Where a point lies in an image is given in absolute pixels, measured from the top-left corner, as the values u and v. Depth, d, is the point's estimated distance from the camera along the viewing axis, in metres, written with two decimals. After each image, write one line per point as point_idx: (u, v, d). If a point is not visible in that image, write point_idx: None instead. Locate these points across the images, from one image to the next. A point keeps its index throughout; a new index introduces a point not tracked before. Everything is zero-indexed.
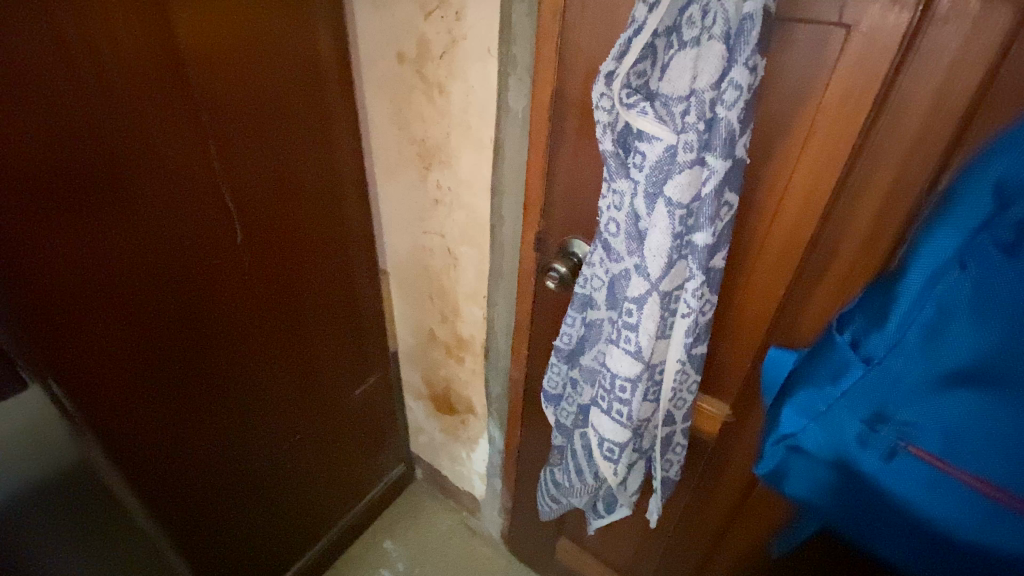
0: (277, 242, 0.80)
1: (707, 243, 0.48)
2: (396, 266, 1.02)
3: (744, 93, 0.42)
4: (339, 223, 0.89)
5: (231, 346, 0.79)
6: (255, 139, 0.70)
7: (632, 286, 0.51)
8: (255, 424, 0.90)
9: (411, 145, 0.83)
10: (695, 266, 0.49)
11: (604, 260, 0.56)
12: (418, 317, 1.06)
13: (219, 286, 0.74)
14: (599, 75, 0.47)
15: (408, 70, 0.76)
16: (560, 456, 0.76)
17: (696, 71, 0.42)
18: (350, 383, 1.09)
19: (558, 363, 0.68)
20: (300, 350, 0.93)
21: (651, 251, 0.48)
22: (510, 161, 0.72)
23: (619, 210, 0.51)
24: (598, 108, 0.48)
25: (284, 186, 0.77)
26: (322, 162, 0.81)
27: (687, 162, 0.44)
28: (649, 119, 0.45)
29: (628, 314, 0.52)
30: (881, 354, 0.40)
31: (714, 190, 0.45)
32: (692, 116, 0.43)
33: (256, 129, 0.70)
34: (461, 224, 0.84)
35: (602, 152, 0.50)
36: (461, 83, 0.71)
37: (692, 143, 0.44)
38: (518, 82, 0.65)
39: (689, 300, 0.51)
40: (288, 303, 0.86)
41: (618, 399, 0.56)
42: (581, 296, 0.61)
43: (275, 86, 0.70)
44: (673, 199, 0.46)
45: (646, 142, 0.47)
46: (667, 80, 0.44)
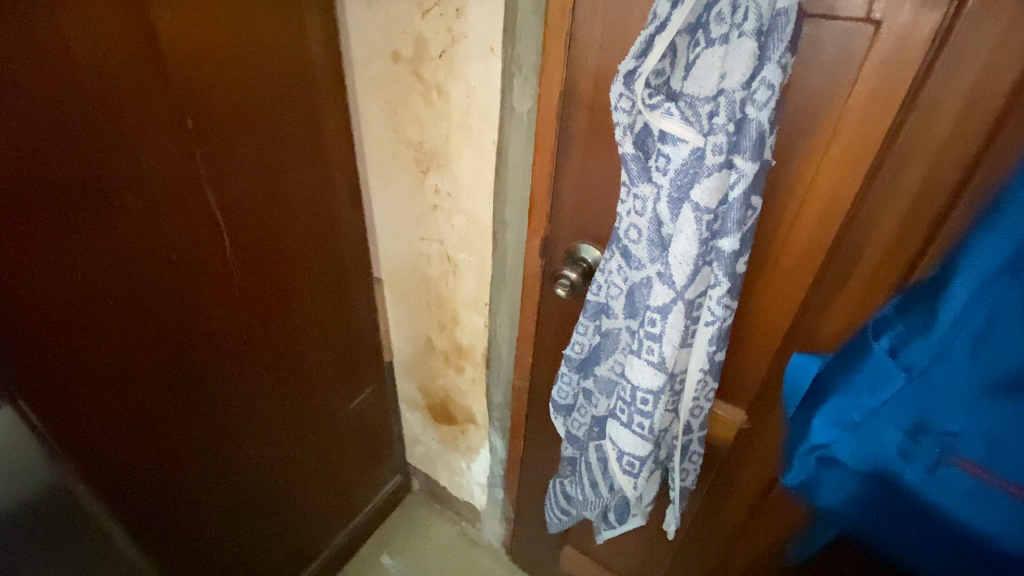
0: (268, 253, 0.76)
1: (733, 248, 0.46)
2: (391, 274, 0.98)
3: (776, 93, 0.40)
4: (331, 231, 0.85)
5: (220, 364, 0.75)
6: (243, 146, 0.66)
7: (654, 295, 0.49)
8: (246, 443, 0.86)
9: (408, 149, 0.79)
10: (721, 273, 0.47)
11: (622, 268, 0.53)
12: (414, 326, 1.02)
13: (207, 302, 0.70)
14: (618, 75, 0.45)
15: (403, 71, 0.72)
16: (571, 467, 0.74)
17: (724, 70, 0.40)
18: (343, 396, 1.05)
19: (569, 373, 0.65)
20: (292, 364, 0.89)
21: (677, 258, 0.46)
22: (513, 165, 0.69)
23: (641, 216, 0.49)
24: (617, 109, 0.46)
25: (274, 194, 0.73)
26: (313, 168, 0.77)
27: (715, 166, 0.42)
28: (674, 121, 0.43)
29: (650, 324, 0.50)
30: (926, 363, 0.39)
31: (743, 194, 0.43)
32: (720, 117, 0.41)
33: (244, 134, 0.66)
34: (461, 230, 0.81)
35: (622, 156, 0.48)
36: (461, 83, 0.68)
37: (720, 145, 0.42)
38: (524, 82, 0.62)
39: (713, 308, 0.49)
40: (279, 315, 0.82)
41: (639, 412, 0.54)
42: (593, 304, 0.58)
43: (264, 88, 0.66)
44: (701, 205, 0.44)
45: (669, 144, 0.44)
46: (692, 79, 0.42)
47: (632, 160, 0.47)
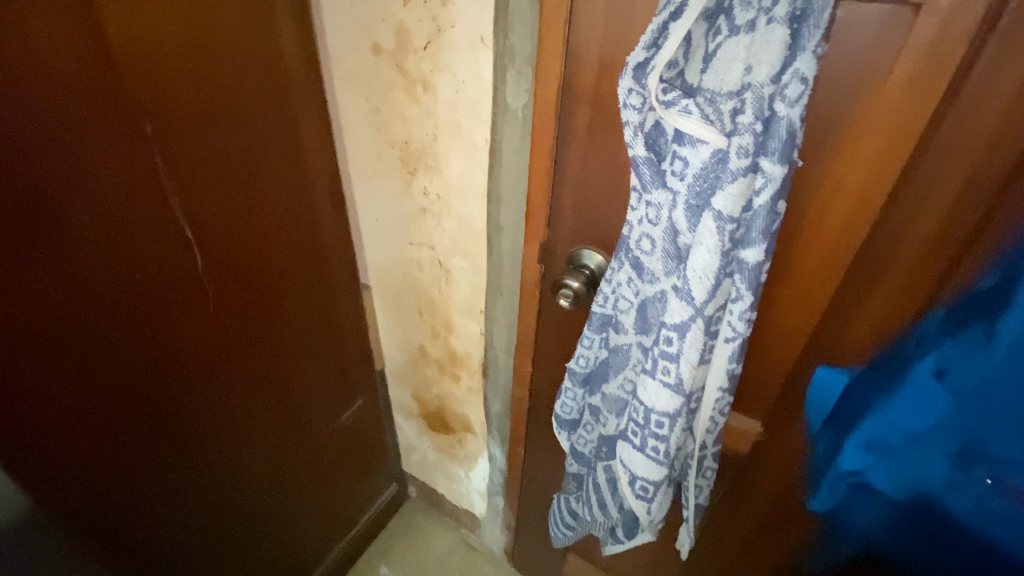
0: (246, 265, 0.70)
1: (758, 260, 0.42)
2: (379, 280, 0.93)
3: (809, 87, 0.35)
4: (313, 237, 0.80)
5: (197, 386, 0.70)
6: (210, 150, 0.60)
7: (670, 312, 0.44)
8: (231, 465, 0.81)
9: (392, 148, 0.74)
10: (744, 286, 0.43)
11: (632, 280, 0.48)
12: (406, 333, 0.97)
13: (178, 321, 0.64)
14: (626, 67, 0.40)
15: (386, 65, 0.66)
16: (576, 484, 0.70)
17: (751, 61, 0.36)
18: (333, 408, 1.00)
19: (574, 388, 0.61)
20: (276, 380, 0.84)
21: (696, 272, 0.41)
22: (508, 166, 0.64)
23: (654, 225, 0.44)
24: (626, 107, 0.41)
25: (249, 201, 0.67)
26: (290, 172, 0.71)
27: (739, 171, 0.38)
28: (693, 120, 0.38)
29: (665, 342, 0.45)
30: (979, 394, 0.35)
31: (769, 201, 0.39)
32: (746, 116, 0.37)
33: (213, 138, 0.60)
34: (453, 235, 0.76)
35: (633, 159, 0.43)
36: (449, 77, 0.62)
37: (747, 146, 0.37)
38: (518, 75, 0.57)
39: (734, 323, 0.45)
40: (260, 330, 0.77)
41: (653, 435, 0.50)
42: (599, 316, 0.54)
43: (233, 87, 0.60)
44: (723, 213, 0.39)
45: (687, 146, 0.40)
46: (712, 70, 0.37)
47: (645, 163, 0.42)
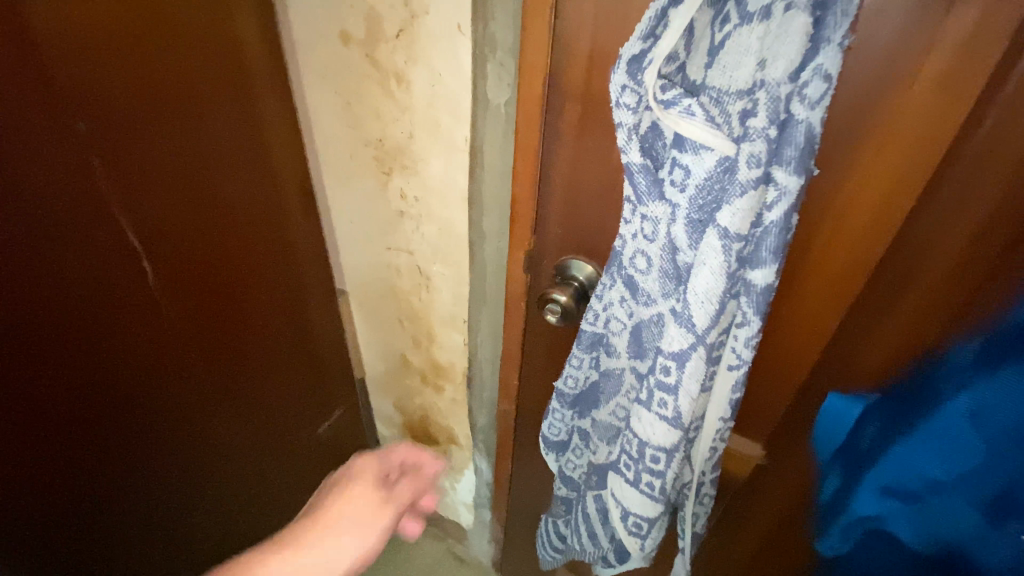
0: (207, 270, 0.65)
1: (767, 282, 0.37)
2: (356, 286, 0.87)
3: (832, 86, 0.30)
4: (282, 241, 0.74)
5: (154, 405, 0.65)
6: (156, 148, 0.55)
7: (667, 338, 0.39)
8: (193, 485, 0.76)
9: (366, 146, 0.67)
10: (751, 310, 0.38)
11: (625, 300, 0.43)
12: (386, 341, 0.92)
13: (128, 336, 0.59)
14: (620, 60, 0.35)
15: (356, 55, 0.60)
16: (565, 507, 0.65)
17: (765, 55, 0.31)
18: (308, 420, 0.95)
19: (561, 410, 0.56)
20: (243, 394, 0.79)
21: (698, 296, 0.36)
22: (490, 168, 0.58)
23: (651, 241, 0.39)
24: (619, 105, 0.36)
25: (205, 205, 0.62)
26: (252, 172, 0.66)
27: (750, 183, 0.33)
28: (696, 123, 0.33)
29: (662, 372, 0.41)
30: (1012, 436, 0.31)
31: (783, 217, 0.34)
32: (758, 119, 0.31)
33: (160, 136, 0.55)
34: (433, 240, 0.70)
35: (626, 165, 0.37)
36: (424, 69, 0.56)
37: (759, 155, 0.32)
38: (499, 68, 0.51)
39: (738, 350, 0.40)
40: (224, 342, 0.72)
41: (648, 470, 0.45)
42: (589, 335, 0.49)
43: (180, 80, 0.55)
44: (730, 231, 0.34)
45: (689, 152, 0.34)
46: (719, 65, 0.32)
47: (640, 171, 0.37)
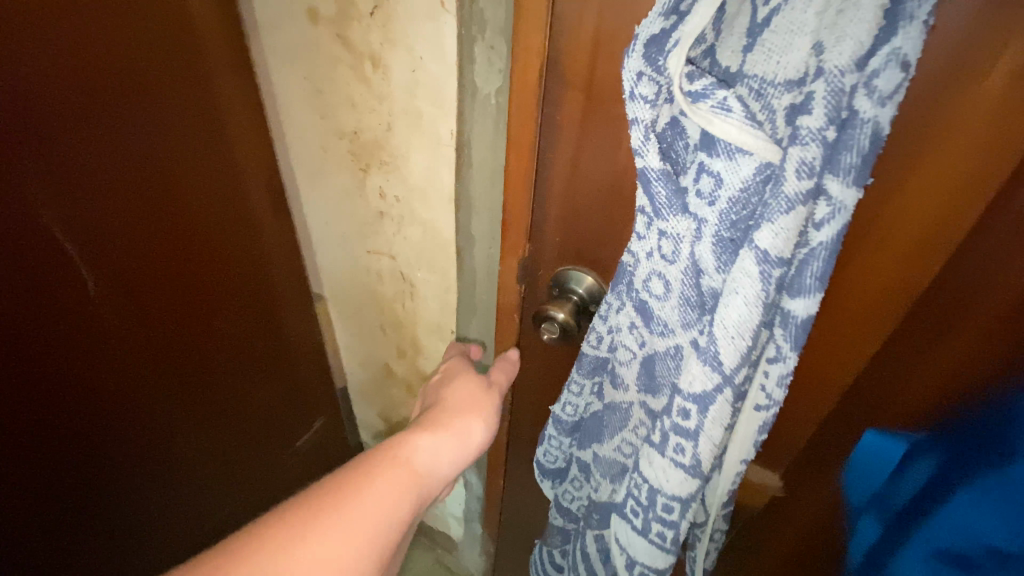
0: (162, 278, 0.59)
1: (809, 314, 0.30)
2: (334, 291, 0.80)
3: (909, 76, 0.24)
4: (249, 244, 0.67)
5: (107, 429, 0.59)
6: (94, 144, 0.48)
7: (687, 377, 0.33)
8: (159, 510, 0.71)
9: (339, 140, 0.59)
10: (787, 346, 0.32)
11: (635, 326, 0.37)
12: (368, 349, 0.85)
13: (71, 355, 0.53)
14: (636, 41, 0.29)
15: (324, 34, 0.52)
16: (561, 538, 0.59)
17: (823, 35, 0.24)
18: (286, 434, 0.89)
19: (558, 437, 0.50)
20: (210, 410, 0.73)
21: (727, 331, 0.30)
22: (479, 166, 0.51)
23: (670, 262, 0.32)
24: (635, 97, 0.30)
25: (157, 207, 0.55)
26: (211, 168, 0.59)
27: (799, 197, 0.26)
28: (732, 121, 0.26)
29: (680, 415, 0.34)
30: None
31: (833, 238, 0.28)
32: (814, 117, 0.25)
33: (97, 130, 0.48)
34: (416, 244, 0.63)
35: (641, 170, 0.31)
36: (400, 52, 0.48)
37: (813, 162, 0.26)
38: (489, 51, 0.44)
39: (769, 389, 0.34)
40: (185, 356, 0.65)
41: (660, 520, 0.39)
42: (591, 359, 0.42)
43: (117, 63, 0.47)
44: (770, 254, 0.28)
45: (720, 156, 0.28)
46: (762, 48, 0.26)
47: (659, 178, 0.30)
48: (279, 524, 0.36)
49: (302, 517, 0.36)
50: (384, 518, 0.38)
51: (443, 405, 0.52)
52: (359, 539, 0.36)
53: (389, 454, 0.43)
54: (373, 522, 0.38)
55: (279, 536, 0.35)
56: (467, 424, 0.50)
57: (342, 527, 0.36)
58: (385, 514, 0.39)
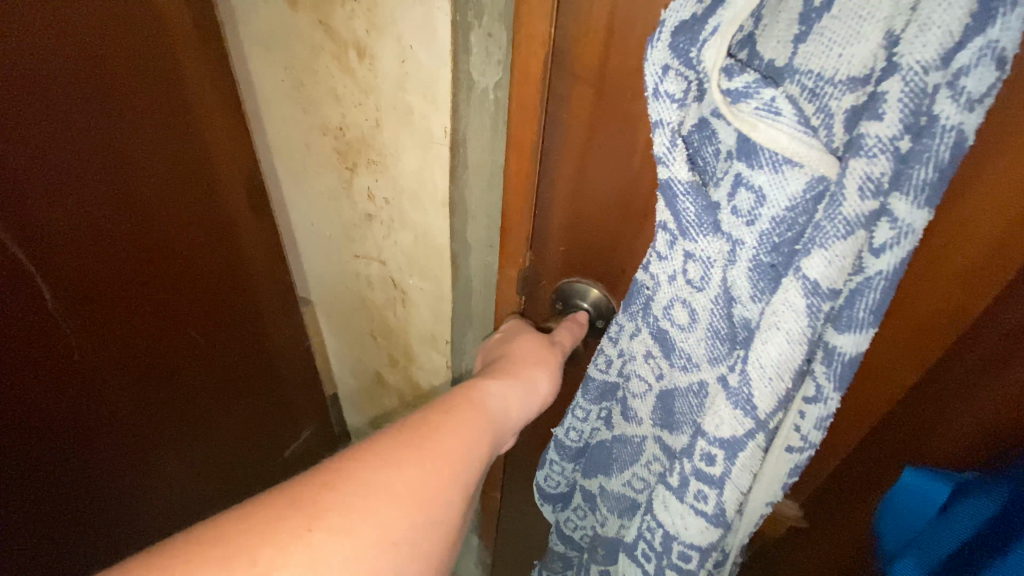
0: (131, 287, 0.54)
1: (858, 350, 0.26)
2: (321, 295, 0.75)
3: (1004, 76, 0.19)
4: (227, 248, 0.63)
5: (74, 449, 0.55)
6: (49, 145, 0.43)
7: (713, 418, 0.29)
8: (135, 534, 0.67)
9: (322, 136, 0.54)
10: (830, 385, 0.28)
11: (652, 354, 0.33)
12: (358, 356, 0.80)
13: (29, 376, 0.48)
14: (661, 28, 0.24)
15: (303, 19, 0.46)
16: (562, 566, 0.55)
17: (897, 25, 0.20)
18: (273, 445, 0.85)
19: (560, 466, 0.45)
20: (191, 425, 0.68)
21: (765, 371, 0.26)
22: (476, 168, 0.47)
23: (696, 288, 0.28)
24: (659, 96, 0.25)
25: (124, 211, 0.50)
26: (182, 167, 0.54)
27: (860, 219, 0.22)
28: (781, 127, 0.22)
29: (703, 460, 0.30)
30: None
31: (895, 266, 0.24)
32: (885, 124, 0.21)
33: (54, 128, 0.42)
34: (407, 250, 0.58)
35: (664, 182, 0.26)
36: (385, 41, 0.43)
37: (880, 178, 0.21)
38: (487, 40, 0.39)
39: (805, 431, 0.30)
40: (160, 369, 0.61)
41: (675, 568, 0.35)
42: (598, 385, 0.38)
43: (71, 54, 0.42)
44: (821, 286, 0.23)
45: (762, 168, 0.23)
46: (819, 38, 0.22)
47: (687, 191, 0.26)
48: (357, 457, 0.30)
49: (382, 451, 0.31)
50: (461, 461, 0.33)
51: (506, 357, 0.44)
52: (440, 479, 0.31)
53: (457, 399, 0.37)
54: (453, 464, 0.32)
55: (360, 470, 0.29)
56: (535, 363, 0.43)
57: (424, 464, 0.31)
58: (464, 455, 0.33)
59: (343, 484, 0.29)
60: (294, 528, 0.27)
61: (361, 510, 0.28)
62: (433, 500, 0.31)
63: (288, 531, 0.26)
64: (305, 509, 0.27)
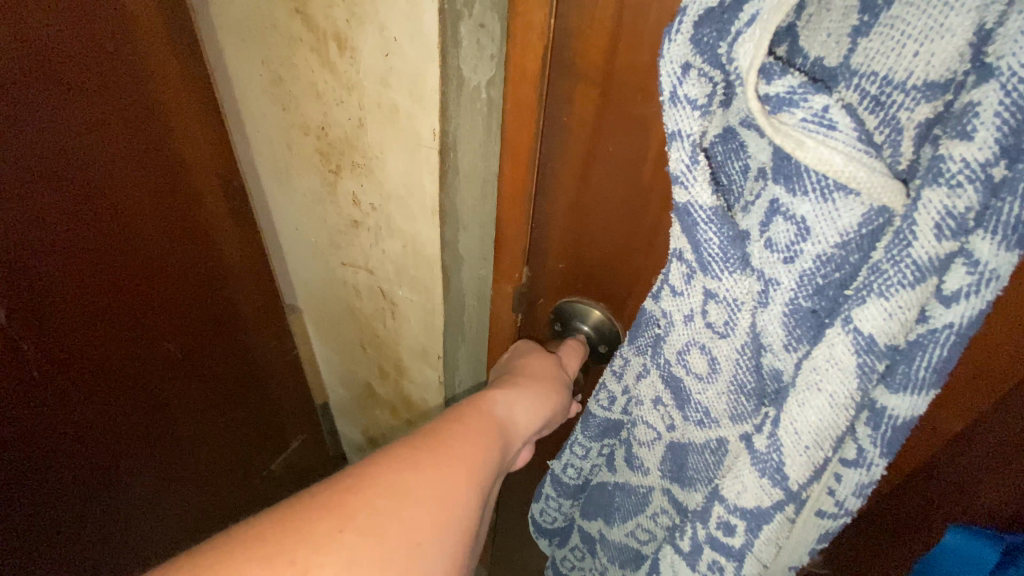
0: (105, 302, 0.50)
1: (914, 412, 0.22)
2: (308, 302, 0.71)
3: None
4: (205, 255, 0.58)
5: (51, 467, 0.52)
6: (6, 148, 0.38)
7: (733, 481, 0.24)
8: (110, 564, 0.63)
9: (302, 135, 0.49)
10: (876, 451, 0.23)
11: (663, 397, 0.28)
12: (348, 366, 0.76)
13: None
14: (682, 17, 0.19)
15: (278, 8, 0.41)
16: None
17: (990, 19, 0.16)
18: (259, 458, 0.82)
19: (556, 504, 0.41)
20: (167, 447, 0.64)
21: (801, 435, 0.21)
22: (469, 175, 0.42)
23: (719, 329, 0.23)
24: (677, 102, 0.20)
25: (90, 219, 0.45)
26: (158, 172, 0.49)
27: (933, 264, 0.18)
28: (837, 145, 0.17)
29: (721, 529, 0.26)
30: None
31: (974, 319, 0.19)
32: (974, 145, 0.16)
33: (12, 137, 0.38)
34: (395, 260, 0.53)
35: (680, 205, 0.22)
36: (369, 31, 0.37)
37: (964, 214, 0.17)
38: (479, 32, 0.34)
39: (841, 497, 0.25)
40: (141, 384, 0.57)
41: None
42: (599, 423, 0.34)
43: (31, 48, 0.37)
44: (876, 342, 0.19)
45: (808, 194, 0.19)
46: (888, 31, 0.17)
47: (710, 219, 0.21)
48: (350, 487, 0.26)
49: (396, 461, 0.28)
50: (477, 467, 0.30)
51: (513, 371, 0.40)
52: (458, 482, 0.29)
53: (466, 408, 0.34)
54: (467, 478, 0.29)
55: (375, 480, 0.27)
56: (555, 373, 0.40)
57: (440, 470, 0.29)
58: (479, 462, 0.31)
59: (326, 518, 0.25)
60: (326, 530, 0.25)
61: (370, 525, 0.25)
62: (447, 518, 0.27)
63: (320, 532, 0.24)
64: (283, 561, 0.23)
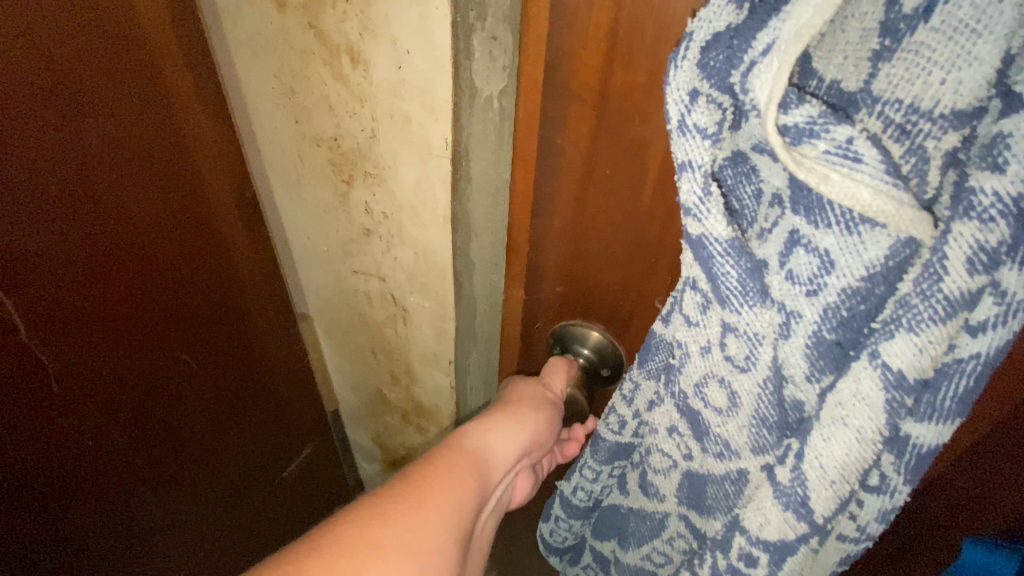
0: (123, 316, 0.51)
1: (940, 442, 0.21)
2: (320, 311, 0.71)
3: None
4: (219, 268, 0.59)
5: (69, 477, 0.53)
6: (28, 168, 0.39)
7: (755, 513, 0.24)
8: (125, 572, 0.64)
9: (314, 146, 0.49)
10: (900, 478, 0.22)
11: (678, 423, 0.28)
12: (360, 375, 0.77)
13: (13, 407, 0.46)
14: (687, 42, 0.19)
15: (291, 22, 0.41)
16: None
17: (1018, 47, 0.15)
18: (272, 466, 0.82)
19: (568, 525, 0.40)
20: (182, 457, 0.65)
21: (823, 471, 0.21)
22: (481, 184, 0.42)
23: (734, 361, 0.23)
24: (685, 129, 0.20)
25: (106, 234, 0.46)
26: (173, 188, 0.50)
27: (965, 298, 0.17)
28: (863, 176, 0.17)
29: (742, 560, 0.25)
30: None
31: (1002, 349, 0.18)
32: (1007, 177, 0.16)
33: (32, 157, 0.39)
34: (406, 268, 0.53)
35: (693, 237, 0.21)
36: (382, 45, 0.37)
37: (997, 248, 0.17)
38: (491, 45, 0.34)
39: (864, 524, 0.24)
40: (157, 397, 0.58)
41: None
42: (610, 445, 0.33)
43: (52, 71, 0.38)
44: (906, 377, 0.19)
45: (834, 227, 0.18)
46: (913, 57, 0.17)
47: (727, 251, 0.21)
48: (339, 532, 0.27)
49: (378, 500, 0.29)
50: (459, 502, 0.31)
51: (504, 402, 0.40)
52: (438, 518, 0.29)
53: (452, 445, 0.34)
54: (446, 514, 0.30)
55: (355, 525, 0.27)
56: (543, 400, 0.41)
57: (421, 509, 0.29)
58: (461, 496, 0.31)
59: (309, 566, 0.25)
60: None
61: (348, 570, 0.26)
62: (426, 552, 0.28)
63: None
64: None
